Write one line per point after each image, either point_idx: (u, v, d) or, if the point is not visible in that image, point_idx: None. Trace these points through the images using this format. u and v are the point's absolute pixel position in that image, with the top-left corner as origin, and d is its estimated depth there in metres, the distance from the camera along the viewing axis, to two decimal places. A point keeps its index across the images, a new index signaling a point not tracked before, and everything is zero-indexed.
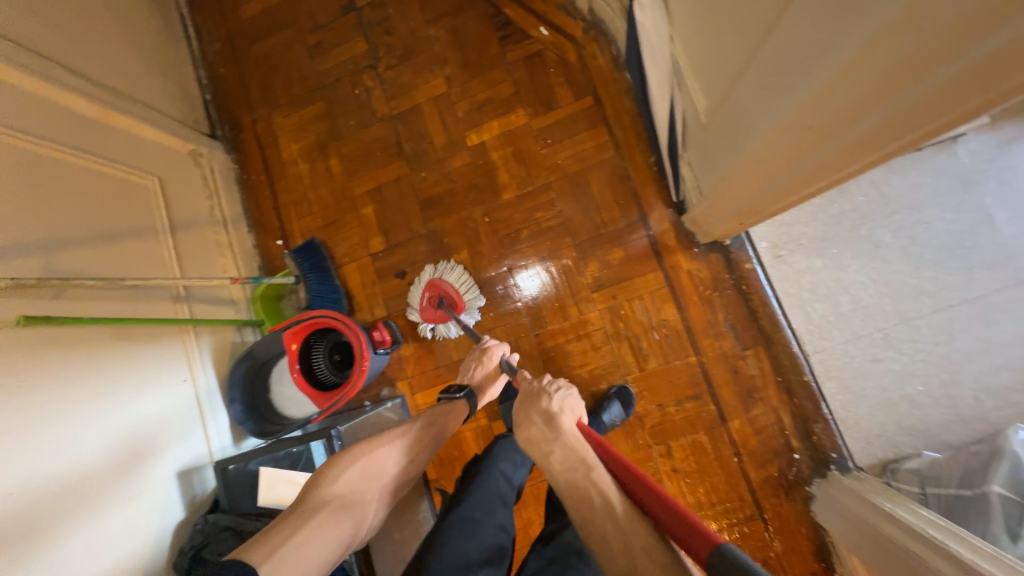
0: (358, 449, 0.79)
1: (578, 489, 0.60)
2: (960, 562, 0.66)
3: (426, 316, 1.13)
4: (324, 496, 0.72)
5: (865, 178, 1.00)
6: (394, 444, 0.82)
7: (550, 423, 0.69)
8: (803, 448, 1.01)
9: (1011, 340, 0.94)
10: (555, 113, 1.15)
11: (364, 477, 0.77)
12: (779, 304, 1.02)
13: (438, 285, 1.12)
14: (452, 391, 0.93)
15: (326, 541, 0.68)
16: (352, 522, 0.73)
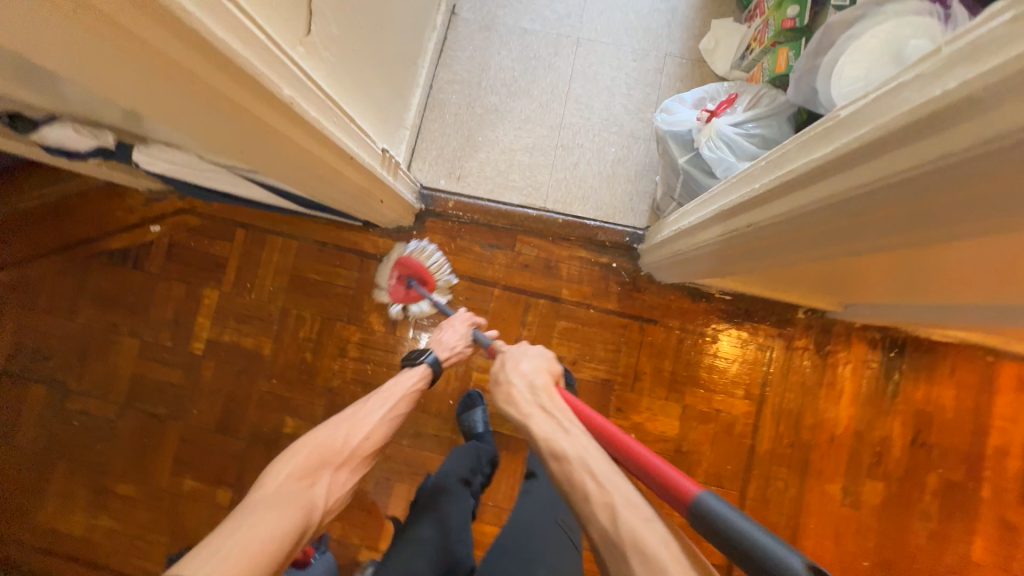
0: (304, 440, 0.73)
1: (559, 456, 0.55)
2: (731, 212, 0.65)
3: (398, 296, 1.11)
4: (263, 494, 0.64)
5: (442, 83, 1.15)
6: (343, 426, 0.78)
7: (533, 389, 0.66)
8: (611, 255, 1.12)
9: (615, 72, 1.15)
10: (229, 265, 1.15)
11: (316, 463, 0.71)
12: (495, 201, 1.13)
13: (406, 264, 1.10)
14: (412, 359, 0.94)
15: (275, 524, 0.59)
16: (303, 506, 0.65)
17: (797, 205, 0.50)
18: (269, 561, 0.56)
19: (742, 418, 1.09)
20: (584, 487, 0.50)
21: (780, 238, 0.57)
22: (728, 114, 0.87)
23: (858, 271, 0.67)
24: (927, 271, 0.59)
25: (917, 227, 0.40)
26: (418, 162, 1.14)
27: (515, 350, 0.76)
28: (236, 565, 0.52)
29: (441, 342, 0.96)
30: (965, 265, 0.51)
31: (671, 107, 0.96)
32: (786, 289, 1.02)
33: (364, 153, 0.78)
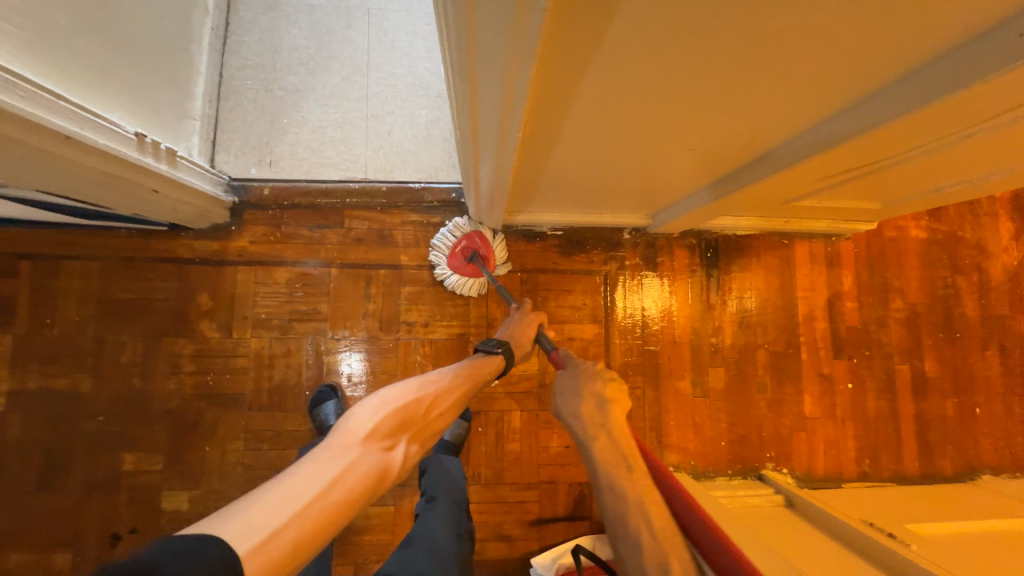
0: (386, 396, 0.66)
1: (624, 502, 0.59)
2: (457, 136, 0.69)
3: (456, 267, 1.08)
4: (351, 441, 0.57)
5: (233, 70, 1.10)
6: (421, 386, 0.71)
7: (601, 409, 0.68)
8: (443, 213, 1.14)
9: (411, 37, 1.17)
10: (19, 302, 1.02)
11: (398, 423, 0.63)
12: (313, 180, 1.11)
13: (474, 237, 1.08)
14: (489, 343, 0.87)
15: (350, 490, 0.52)
16: (383, 469, 0.58)
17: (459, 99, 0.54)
18: (332, 520, 0.49)
19: (594, 341, 1.15)
20: (642, 543, 0.56)
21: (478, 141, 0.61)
22: None
23: (589, 164, 0.75)
24: (697, 136, 0.63)
25: (500, 89, 0.45)
26: (222, 155, 1.08)
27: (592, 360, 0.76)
28: (311, 528, 0.47)
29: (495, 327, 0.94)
30: (649, 117, 0.57)
31: None
32: (602, 212, 1.10)
33: (97, 135, 0.72)
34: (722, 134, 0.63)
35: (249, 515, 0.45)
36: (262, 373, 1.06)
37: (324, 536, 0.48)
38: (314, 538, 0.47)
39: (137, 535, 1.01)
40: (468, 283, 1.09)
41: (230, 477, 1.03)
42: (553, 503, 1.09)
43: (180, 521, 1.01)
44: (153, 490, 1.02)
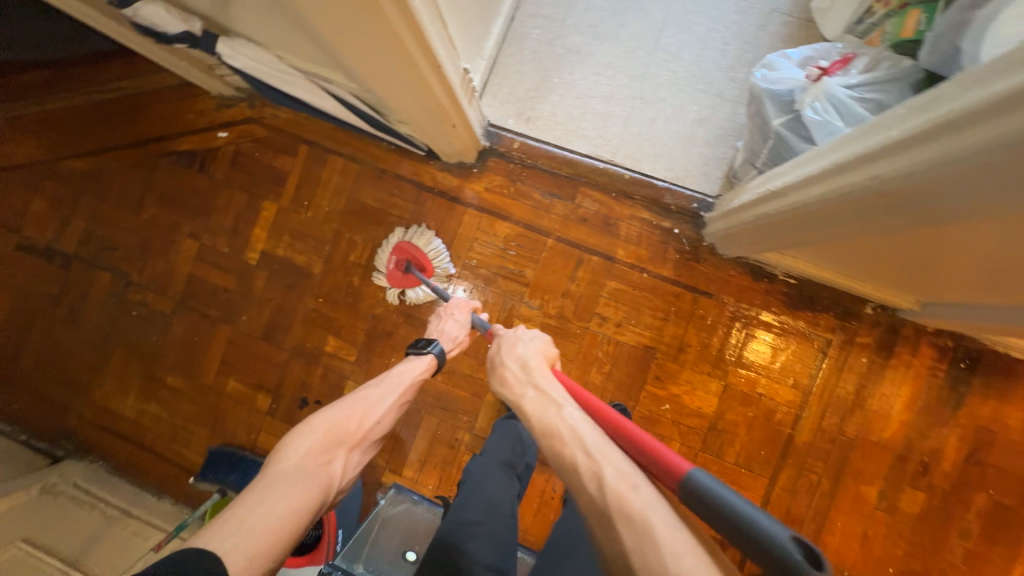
0: (316, 417, 0.73)
1: (551, 436, 0.58)
2: (806, 181, 0.67)
3: (394, 279, 1.10)
4: (284, 470, 0.65)
5: (525, 17, 1.09)
6: (349, 403, 0.77)
7: (524, 368, 0.70)
8: (676, 220, 1.08)
9: (711, 24, 1.06)
10: (291, 180, 1.17)
11: (329, 440, 0.71)
12: (562, 147, 1.09)
13: (404, 247, 1.10)
14: (420, 346, 0.90)
15: (296, 506, 0.62)
16: (321, 485, 0.67)
17: (879, 175, 0.52)
18: (288, 536, 0.60)
19: (785, 406, 1.05)
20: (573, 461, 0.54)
21: (851, 206, 0.59)
22: (843, 75, 0.80)
23: (908, 255, 0.71)
24: (969, 265, 0.64)
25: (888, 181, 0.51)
26: (488, 98, 1.10)
27: (515, 333, 0.78)
28: (257, 542, 0.56)
29: (445, 333, 0.94)
30: (941, 245, 0.60)
31: (774, 64, 0.89)
32: (862, 279, 0.96)
33: (451, 66, 0.72)
34: (995, 275, 0.64)
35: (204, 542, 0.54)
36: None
37: (278, 544, 0.58)
38: (265, 546, 0.57)
39: (319, 407, 1.15)
40: (409, 292, 1.09)
41: None
42: None
43: None
44: (341, 376, 1.15)
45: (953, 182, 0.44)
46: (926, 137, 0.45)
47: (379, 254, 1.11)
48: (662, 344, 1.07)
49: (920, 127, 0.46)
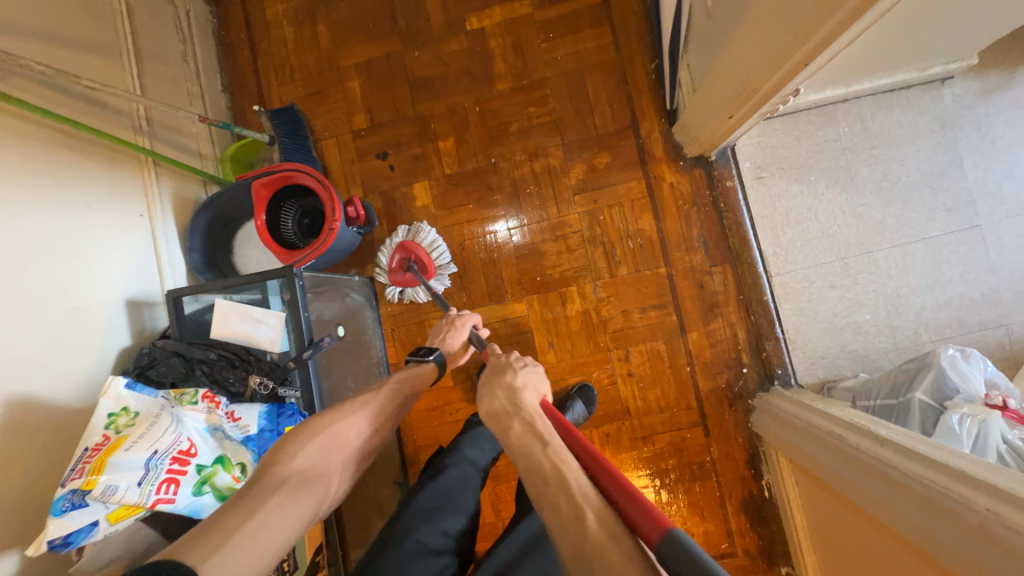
0: (315, 421, 0.69)
1: (535, 471, 0.58)
2: (892, 445, 0.70)
3: (396, 278, 1.10)
4: (279, 477, 0.62)
5: (853, 110, 1.01)
6: (350, 412, 0.72)
7: (511, 399, 0.67)
8: (753, 363, 1.05)
9: (957, 279, 1.00)
10: (560, 7, 1.11)
11: (323, 448, 0.67)
12: (753, 225, 1.05)
13: (410, 248, 1.08)
14: (422, 353, 0.85)
15: (290, 518, 0.61)
16: (313, 497, 0.65)
17: (953, 490, 0.57)
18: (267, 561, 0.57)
19: None
20: (556, 499, 0.53)
21: (925, 501, 0.59)
22: (1010, 425, 0.75)
23: (860, 553, 0.77)
24: None
25: (959, 504, 0.55)
26: (754, 129, 1.04)
27: (508, 358, 0.76)
28: (238, 561, 0.54)
29: (448, 343, 0.88)
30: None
31: (970, 357, 0.84)
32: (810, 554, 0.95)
33: (803, 77, 0.67)
34: None
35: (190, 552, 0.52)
36: (528, 232, 1.10)
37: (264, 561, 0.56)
38: (251, 561, 0.55)
39: (388, 172, 1.14)
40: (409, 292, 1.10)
41: (449, 233, 1.12)
42: (485, 535, 1.12)
43: (406, 203, 1.14)
44: (425, 172, 1.13)
45: None
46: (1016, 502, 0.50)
47: (380, 253, 1.10)
48: (636, 420, 1.08)
49: (1021, 494, 0.50)
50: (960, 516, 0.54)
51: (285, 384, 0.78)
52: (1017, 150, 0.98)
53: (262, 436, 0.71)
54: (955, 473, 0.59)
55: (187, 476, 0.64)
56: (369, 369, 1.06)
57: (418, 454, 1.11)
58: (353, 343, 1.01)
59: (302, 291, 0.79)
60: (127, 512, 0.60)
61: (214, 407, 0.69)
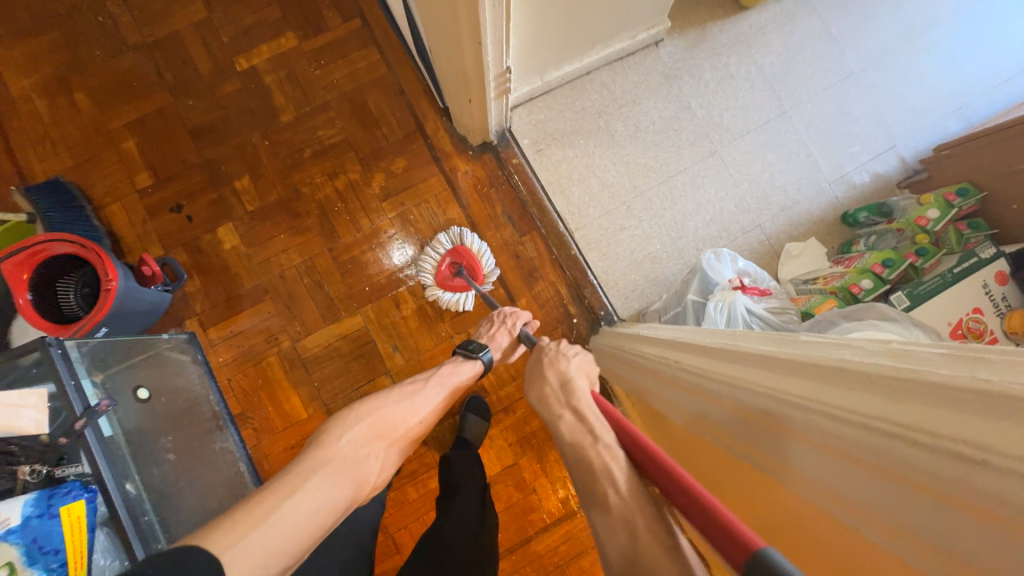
0: (366, 406, 0.73)
1: (588, 467, 0.56)
2: (685, 348, 0.69)
3: (443, 281, 1.10)
4: (327, 455, 0.64)
5: (596, 79, 1.18)
6: (402, 400, 0.77)
7: (565, 388, 0.69)
8: (580, 311, 1.15)
9: (714, 198, 1.19)
10: (326, 36, 1.17)
11: (373, 433, 0.70)
12: (545, 191, 1.17)
13: (463, 253, 1.09)
14: (470, 348, 0.90)
15: (328, 498, 0.60)
16: (357, 479, 0.65)
17: (773, 386, 0.46)
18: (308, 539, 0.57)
19: (542, 512, 1.10)
20: (604, 498, 0.53)
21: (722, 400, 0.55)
22: (752, 300, 0.91)
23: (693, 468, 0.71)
24: None
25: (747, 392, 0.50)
26: (523, 110, 1.17)
27: (558, 348, 0.79)
28: (274, 541, 0.53)
29: (495, 340, 0.94)
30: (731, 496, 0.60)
31: (721, 255, 1.00)
32: None
33: (493, 54, 0.78)
34: None
35: (220, 528, 0.52)
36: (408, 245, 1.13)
37: (301, 542, 0.56)
38: (283, 545, 0.54)
39: (186, 222, 1.11)
40: (455, 296, 1.09)
41: (267, 267, 1.11)
42: (380, 557, 1.06)
43: (214, 249, 1.11)
44: (227, 214, 1.12)
45: (816, 440, 0.40)
46: (844, 381, 0.39)
47: (429, 255, 1.10)
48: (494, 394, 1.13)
49: (844, 365, 0.40)
50: (789, 421, 0.43)
51: (63, 463, 0.72)
52: (724, 87, 1.21)
53: (29, 524, 0.63)
54: (740, 359, 0.55)
55: None
56: (203, 430, 0.99)
57: None
58: (175, 406, 0.96)
59: (63, 361, 0.76)
60: None
61: None
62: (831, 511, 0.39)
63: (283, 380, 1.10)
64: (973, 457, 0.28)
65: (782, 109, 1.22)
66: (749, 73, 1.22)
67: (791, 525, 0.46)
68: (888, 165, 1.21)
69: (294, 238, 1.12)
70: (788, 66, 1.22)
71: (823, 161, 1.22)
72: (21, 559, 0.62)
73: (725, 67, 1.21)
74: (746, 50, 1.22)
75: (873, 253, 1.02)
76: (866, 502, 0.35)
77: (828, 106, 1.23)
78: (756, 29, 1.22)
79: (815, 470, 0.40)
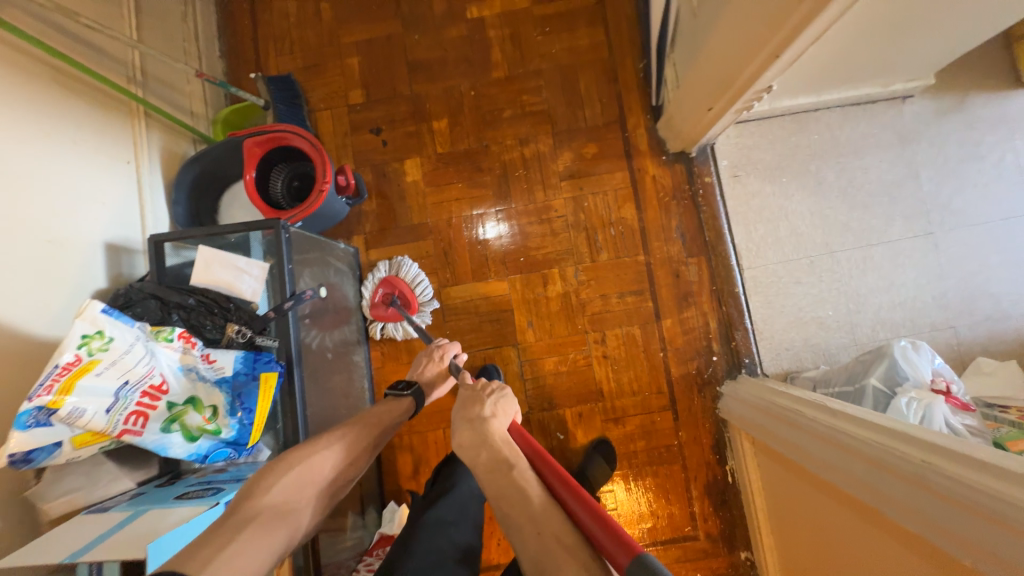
0: (293, 455, 0.69)
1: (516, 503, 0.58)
2: (886, 429, 0.66)
3: (379, 313, 1.10)
4: (257, 507, 0.61)
5: (823, 119, 1.09)
6: (326, 448, 0.73)
7: (477, 427, 0.66)
8: (722, 351, 1.10)
9: (911, 281, 1.07)
10: (559, 4, 1.16)
11: (296, 483, 0.67)
12: (728, 219, 1.10)
13: (393, 282, 1.10)
14: (400, 388, 0.88)
15: (265, 549, 0.59)
16: (286, 528, 0.64)
17: (901, 450, 0.61)
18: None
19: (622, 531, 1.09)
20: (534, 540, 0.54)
21: (945, 495, 0.52)
22: (953, 410, 0.81)
23: (859, 553, 0.68)
24: None
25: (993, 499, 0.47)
26: (733, 130, 1.10)
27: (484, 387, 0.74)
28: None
29: (424, 375, 0.90)
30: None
31: (920, 348, 0.90)
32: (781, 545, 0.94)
33: (775, 71, 0.73)
34: None
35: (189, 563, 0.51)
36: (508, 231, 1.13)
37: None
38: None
39: (381, 147, 1.16)
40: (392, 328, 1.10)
41: (437, 210, 1.15)
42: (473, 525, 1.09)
43: (397, 178, 1.16)
44: (418, 150, 1.16)
45: None
46: None
47: (363, 286, 1.11)
48: (610, 401, 1.10)
49: (957, 448, 0.55)
50: None
51: (263, 333, 0.78)
52: (965, 167, 1.07)
53: (237, 378, 0.71)
54: (980, 463, 0.52)
55: (156, 411, 0.65)
56: (349, 339, 1.06)
57: None
58: (336, 310, 1.02)
59: (287, 244, 0.80)
60: (92, 438, 0.61)
61: (189, 347, 0.69)
62: (913, 528, 0.56)
63: None
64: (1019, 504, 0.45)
65: None
66: (1003, 159, 1.06)
67: (891, 545, 0.62)
68: None
69: (468, 190, 1.15)
70: None
71: None
72: (224, 407, 0.70)
73: (976, 145, 1.07)
74: (1008, 132, 1.06)
75: None
76: (941, 522, 0.52)
77: None
78: None
79: (908, 500, 0.57)
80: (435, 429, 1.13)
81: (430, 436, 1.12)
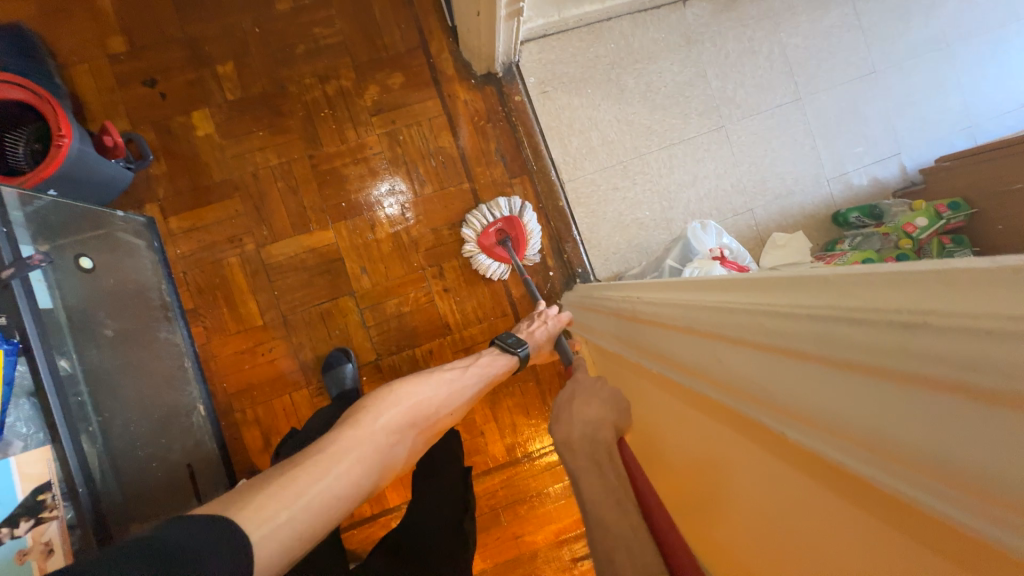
0: (404, 389, 0.66)
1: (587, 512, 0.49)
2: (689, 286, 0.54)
3: (484, 244, 1.07)
4: (358, 438, 0.56)
5: (615, 28, 1.13)
6: (438, 388, 0.70)
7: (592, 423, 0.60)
8: (557, 265, 1.13)
9: (712, 173, 1.16)
10: None
11: (408, 421, 0.63)
12: (543, 135, 1.12)
13: (514, 222, 1.06)
14: (510, 342, 0.84)
15: (358, 477, 0.53)
16: (382, 466, 0.57)
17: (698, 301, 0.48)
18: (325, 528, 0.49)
19: (489, 457, 1.10)
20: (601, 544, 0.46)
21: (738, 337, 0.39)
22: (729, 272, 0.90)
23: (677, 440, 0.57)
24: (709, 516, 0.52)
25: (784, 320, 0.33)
26: (534, 45, 1.11)
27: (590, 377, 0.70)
28: (299, 524, 0.46)
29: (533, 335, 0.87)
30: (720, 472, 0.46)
31: (708, 227, 0.97)
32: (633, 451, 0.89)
33: None
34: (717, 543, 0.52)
35: (258, 502, 0.45)
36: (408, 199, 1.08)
37: (325, 523, 0.48)
38: (297, 537, 0.46)
39: (158, 100, 1.03)
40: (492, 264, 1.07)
41: (240, 162, 1.05)
42: None
43: (186, 133, 1.04)
44: (204, 99, 1.04)
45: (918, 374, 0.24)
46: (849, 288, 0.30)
47: (475, 217, 1.07)
48: (459, 333, 1.10)
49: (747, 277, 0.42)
50: (863, 350, 0.27)
51: None
52: (742, 62, 1.17)
53: None
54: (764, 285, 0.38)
55: None
56: (150, 319, 0.96)
57: (232, 403, 1.04)
58: (122, 288, 0.92)
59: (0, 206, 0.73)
60: None
61: None
62: (834, 453, 0.29)
63: (242, 281, 1.05)
64: (986, 328, 0.21)
65: (797, 95, 1.18)
66: (772, 51, 1.17)
67: (785, 486, 0.36)
68: (890, 171, 1.20)
69: (272, 138, 1.06)
70: (812, 51, 1.19)
71: (827, 156, 1.19)
72: None
73: (749, 41, 1.17)
74: (773, 26, 1.17)
75: (855, 253, 1.01)
76: (888, 429, 0.26)
77: (840, 100, 1.20)
78: (786, 6, 1.18)
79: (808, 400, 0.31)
80: (280, 396, 1.06)
81: (276, 403, 1.05)
